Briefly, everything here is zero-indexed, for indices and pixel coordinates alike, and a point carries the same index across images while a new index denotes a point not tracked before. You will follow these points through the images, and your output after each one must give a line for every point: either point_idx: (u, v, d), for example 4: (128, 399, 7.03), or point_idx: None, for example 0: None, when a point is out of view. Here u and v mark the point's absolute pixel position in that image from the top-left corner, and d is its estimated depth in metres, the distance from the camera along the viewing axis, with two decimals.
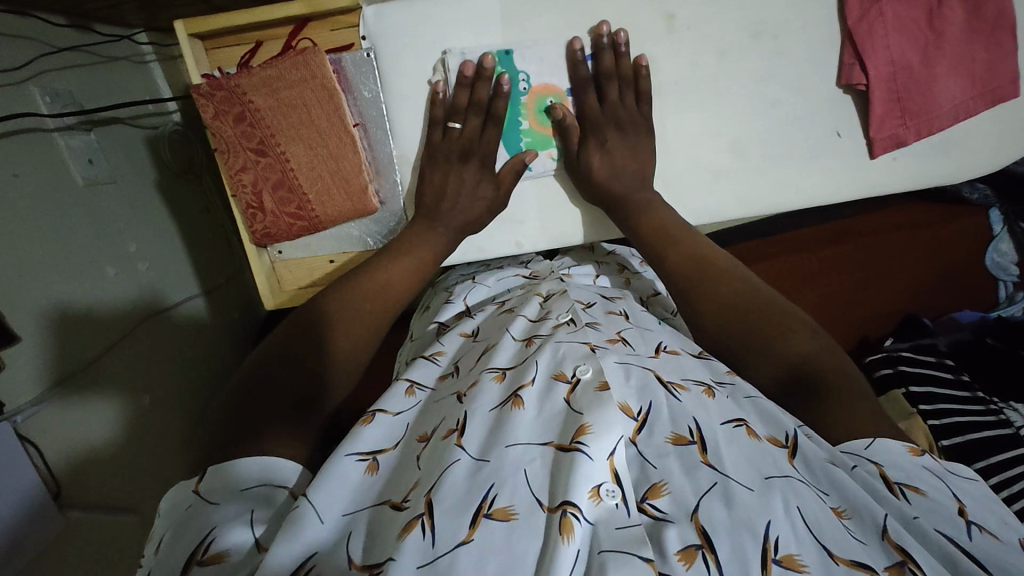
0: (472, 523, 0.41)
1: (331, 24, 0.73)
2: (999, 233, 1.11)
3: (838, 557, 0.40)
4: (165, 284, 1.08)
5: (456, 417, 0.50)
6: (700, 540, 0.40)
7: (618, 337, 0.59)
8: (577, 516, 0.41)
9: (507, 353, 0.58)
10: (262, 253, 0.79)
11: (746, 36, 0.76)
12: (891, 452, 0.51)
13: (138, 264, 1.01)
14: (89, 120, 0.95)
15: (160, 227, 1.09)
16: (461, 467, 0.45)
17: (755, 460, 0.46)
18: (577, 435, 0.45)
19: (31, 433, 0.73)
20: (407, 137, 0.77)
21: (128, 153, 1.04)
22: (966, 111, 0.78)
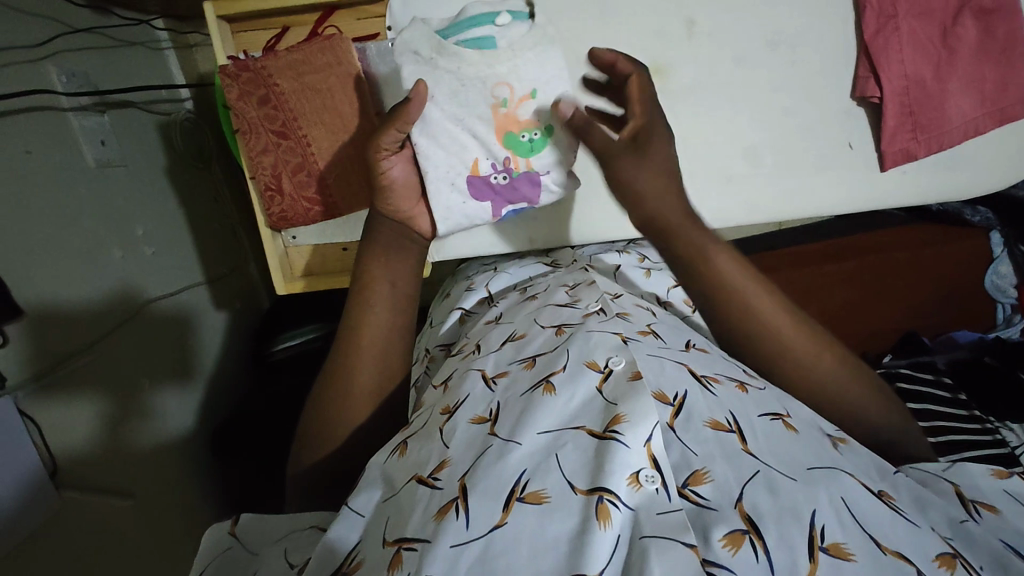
0: (505, 507, 0.41)
1: (357, 13, 0.74)
2: (999, 255, 1.13)
3: (886, 547, 0.41)
4: (170, 269, 1.07)
5: (488, 402, 0.52)
6: (746, 526, 0.40)
7: (648, 329, 0.61)
8: (613, 502, 0.41)
9: (537, 341, 0.59)
10: (276, 236, 0.79)
11: (763, 44, 0.78)
12: (969, 476, 0.55)
13: (144, 247, 1.01)
14: (103, 103, 0.95)
15: (167, 213, 1.09)
16: (493, 447, 0.46)
17: (794, 453, 0.47)
18: (612, 424, 0.45)
19: (31, 411, 0.73)
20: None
21: (138, 138, 1.04)
22: (976, 129, 0.79)
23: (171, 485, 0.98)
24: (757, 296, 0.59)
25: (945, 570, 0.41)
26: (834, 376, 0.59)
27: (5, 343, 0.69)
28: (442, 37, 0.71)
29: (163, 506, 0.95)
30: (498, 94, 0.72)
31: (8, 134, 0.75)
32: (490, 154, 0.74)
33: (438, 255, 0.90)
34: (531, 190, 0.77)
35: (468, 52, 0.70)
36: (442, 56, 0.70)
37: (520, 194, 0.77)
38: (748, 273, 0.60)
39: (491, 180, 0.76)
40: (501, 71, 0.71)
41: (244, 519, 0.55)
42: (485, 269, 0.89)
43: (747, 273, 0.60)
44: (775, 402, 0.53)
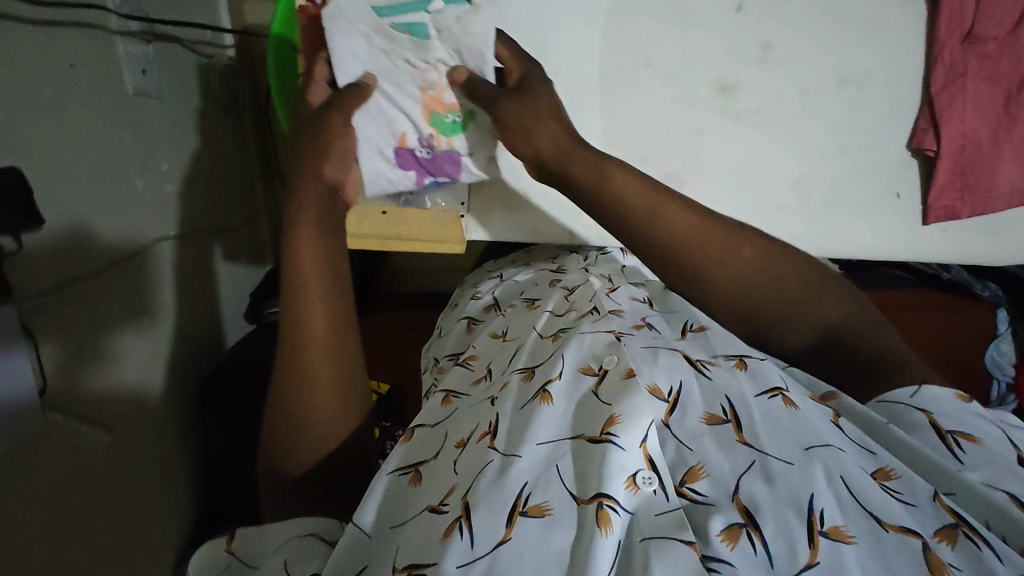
0: (509, 522, 0.40)
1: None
2: (1003, 333, 1.14)
3: (888, 524, 0.40)
4: (186, 210, 1.05)
5: (488, 420, 0.50)
6: (743, 518, 0.40)
7: (642, 324, 0.62)
8: (613, 507, 0.40)
9: (527, 351, 0.59)
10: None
11: (834, 82, 0.79)
12: (938, 402, 0.53)
13: (165, 183, 0.99)
14: (150, 32, 0.94)
15: (191, 154, 1.07)
16: (492, 464, 0.44)
17: (791, 431, 0.46)
18: (606, 426, 0.44)
19: (32, 325, 0.70)
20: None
21: (177, 73, 1.02)
22: (1020, 200, 0.79)
23: (154, 429, 0.95)
24: (662, 207, 0.63)
25: (945, 546, 0.39)
26: (749, 276, 0.63)
27: (17, 250, 0.67)
28: (377, 14, 0.65)
29: (141, 449, 0.92)
30: (426, 76, 0.68)
31: (55, 45, 0.74)
32: (415, 130, 0.71)
33: (477, 232, 0.88)
34: (454, 168, 0.75)
35: (399, 37, 0.65)
36: (375, 36, 0.65)
37: (441, 171, 0.75)
38: (653, 188, 0.64)
39: (414, 155, 0.73)
40: (433, 57, 0.67)
41: (237, 533, 0.50)
42: (490, 277, 0.90)
43: (651, 187, 0.64)
44: (776, 373, 0.52)
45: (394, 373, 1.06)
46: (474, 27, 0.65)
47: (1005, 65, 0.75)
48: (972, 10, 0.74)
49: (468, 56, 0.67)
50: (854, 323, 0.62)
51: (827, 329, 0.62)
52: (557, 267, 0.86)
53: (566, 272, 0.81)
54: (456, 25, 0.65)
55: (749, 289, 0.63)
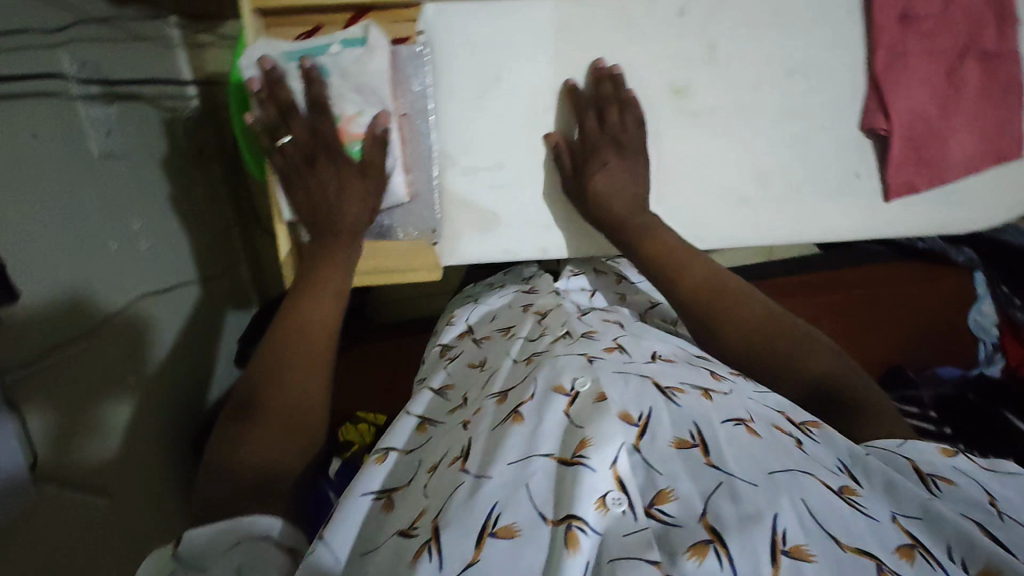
0: (478, 542, 0.41)
1: (391, 16, 0.73)
2: (983, 295, 1.15)
3: (845, 545, 0.40)
4: (163, 265, 1.05)
5: (460, 445, 0.52)
6: (711, 536, 0.40)
7: (614, 346, 0.62)
8: (583, 528, 0.41)
9: (503, 375, 0.62)
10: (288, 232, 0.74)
11: (782, 73, 0.82)
12: (921, 452, 0.52)
13: (139, 241, 0.99)
14: (110, 94, 0.94)
15: (164, 208, 1.07)
16: (464, 485, 0.45)
17: (758, 455, 0.46)
18: (578, 449, 0.45)
19: (15, 399, 0.69)
20: (452, 127, 0.79)
21: (142, 131, 1.02)
22: (977, 165, 0.83)
23: (150, 489, 0.94)
24: (691, 268, 0.72)
25: (906, 562, 0.40)
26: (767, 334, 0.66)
27: None
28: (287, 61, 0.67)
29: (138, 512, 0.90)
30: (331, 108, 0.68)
31: (15, 117, 0.74)
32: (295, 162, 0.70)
33: (452, 258, 0.83)
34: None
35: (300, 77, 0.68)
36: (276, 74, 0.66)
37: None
38: (682, 250, 0.74)
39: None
40: (335, 92, 0.68)
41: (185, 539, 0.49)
42: (466, 303, 0.92)
43: (680, 249, 0.74)
44: (739, 406, 0.52)
45: (388, 405, 1.06)
46: (369, 67, 0.68)
47: (942, 41, 0.79)
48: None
49: (367, 93, 0.69)
50: (852, 383, 0.63)
51: (819, 389, 0.63)
52: (530, 288, 0.88)
53: (538, 293, 0.83)
54: (352, 67, 0.67)
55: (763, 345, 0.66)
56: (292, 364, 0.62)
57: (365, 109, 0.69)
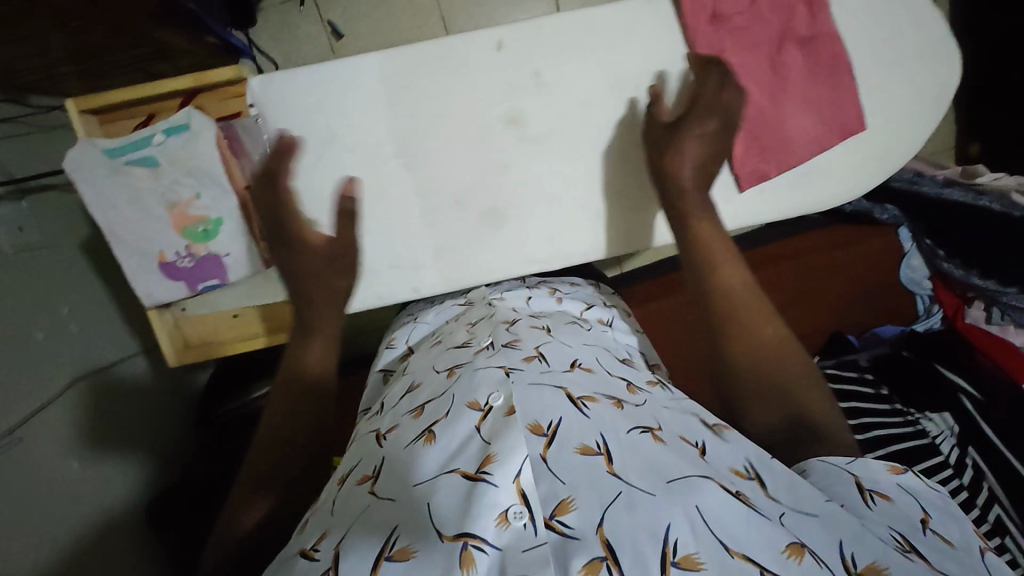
0: (373, 567, 0.36)
1: (220, 95, 0.83)
2: (910, 250, 1.16)
3: (734, 550, 0.34)
4: (97, 344, 1.01)
5: (373, 464, 0.46)
6: (605, 552, 0.34)
7: (536, 351, 0.52)
8: (481, 546, 0.36)
9: (428, 388, 0.51)
10: (165, 311, 0.88)
11: (608, 88, 0.82)
12: (869, 468, 0.42)
13: (70, 325, 0.95)
14: (20, 188, 0.91)
15: (93, 289, 1.03)
16: (366, 512, 0.40)
17: (662, 460, 0.40)
18: (483, 464, 0.40)
19: None
20: (298, 185, 0.82)
21: (58, 218, 0.99)
22: (821, 145, 0.84)
23: None
24: (728, 265, 0.58)
25: (793, 561, 0.34)
26: (775, 355, 0.52)
27: None
28: (114, 156, 0.78)
29: None
30: (169, 197, 0.81)
31: None
32: (170, 245, 0.82)
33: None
34: (219, 269, 0.85)
35: (134, 170, 0.79)
36: (117, 173, 0.79)
37: (207, 274, 0.85)
38: (723, 242, 0.59)
39: (177, 266, 0.83)
40: (170, 179, 0.80)
41: None
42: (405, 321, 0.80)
43: (722, 242, 0.60)
44: (649, 411, 0.45)
45: None
46: (195, 151, 0.79)
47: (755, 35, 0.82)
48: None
49: (201, 175, 0.80)
50: (832, 431, 0.49)
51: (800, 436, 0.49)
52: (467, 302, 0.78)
53: (474, 305, 0.73)
54: (181, 152, 0.79)
55: (767, 362, 0.52)
56: (298, 407, 0.57)
57: (202, 190, 0.81)
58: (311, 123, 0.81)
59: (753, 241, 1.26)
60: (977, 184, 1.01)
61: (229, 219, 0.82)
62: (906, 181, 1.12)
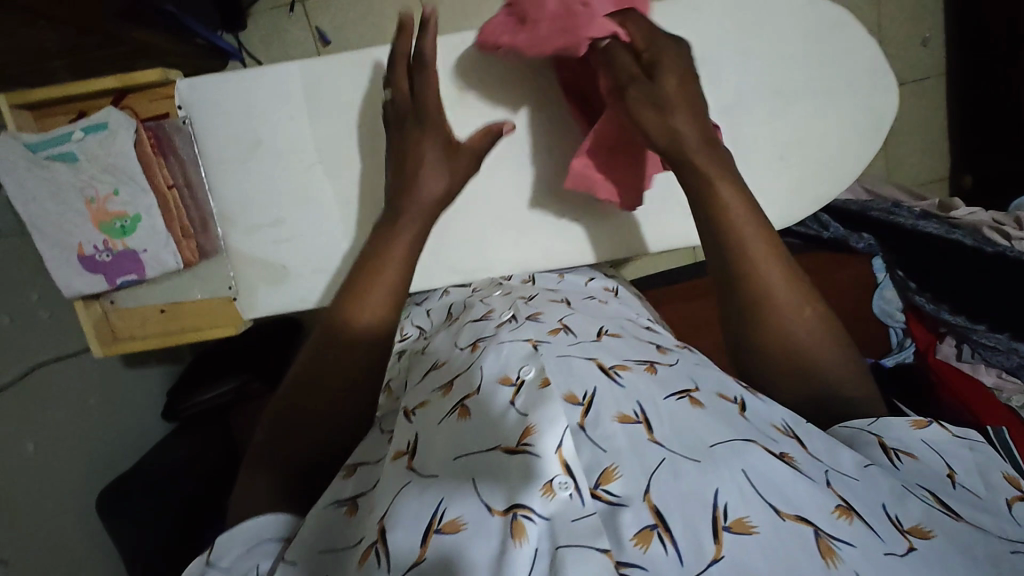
0: (424, 540, 0.35)
1: (149, 95, 0.75)
2: (883, 281, 1.14)
3: (784, 513, 0.34)
4: (70, 331, 0.89)
5: (405, 437, 0.43)
6: (655, 519, 0.33)
7: (560, 325, 0.50)
8: (529, 516, 0.34)
9: (455, 364, 0.48)
10: (92, 303, 0.78)
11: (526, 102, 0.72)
12: (892, 428, 0.43)
13: (39, 312, 0.84)
14: None
15: None
16: (410, 484, 0.38)
17: (702, 428, 0.38)
18: (522, 437, 0.38)
19: None
20: (225, 189, 0.76)
21: None
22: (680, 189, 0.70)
23: None
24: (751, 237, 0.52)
25: (843, 520, 0.34)
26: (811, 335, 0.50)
27: None
28: (33, 151, 0.70)
29: None
30: (86, 191, 0.72)
31: None
32: (89, 237, 0.73)
33: (254, 312, 0.80)
34: (137, 265, 0.75)
35: (55, 167, 0.70)
36: (37, 169, 0.70)
37: (125, 269, 0.75)
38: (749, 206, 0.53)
39: (95, 259, 0.74)
40: (87, 176, 0.71)
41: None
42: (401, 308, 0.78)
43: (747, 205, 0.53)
44: (682, 376, 0.44)
45: None
46: (115, 149, 0.71)
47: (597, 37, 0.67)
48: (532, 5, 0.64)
49: (120, 172, 0.72)
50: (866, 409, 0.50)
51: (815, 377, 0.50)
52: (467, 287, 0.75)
53: (482, 288, 0.71)
54: (99, 151, 0.71)
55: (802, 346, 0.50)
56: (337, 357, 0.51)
57: (121, 186, 0.72)
58: (233, 128, 0.75)
59: None
60: (952, 218, 1.09)
61: (149, 216, 0.73)
62: (884, 210, 1.14)
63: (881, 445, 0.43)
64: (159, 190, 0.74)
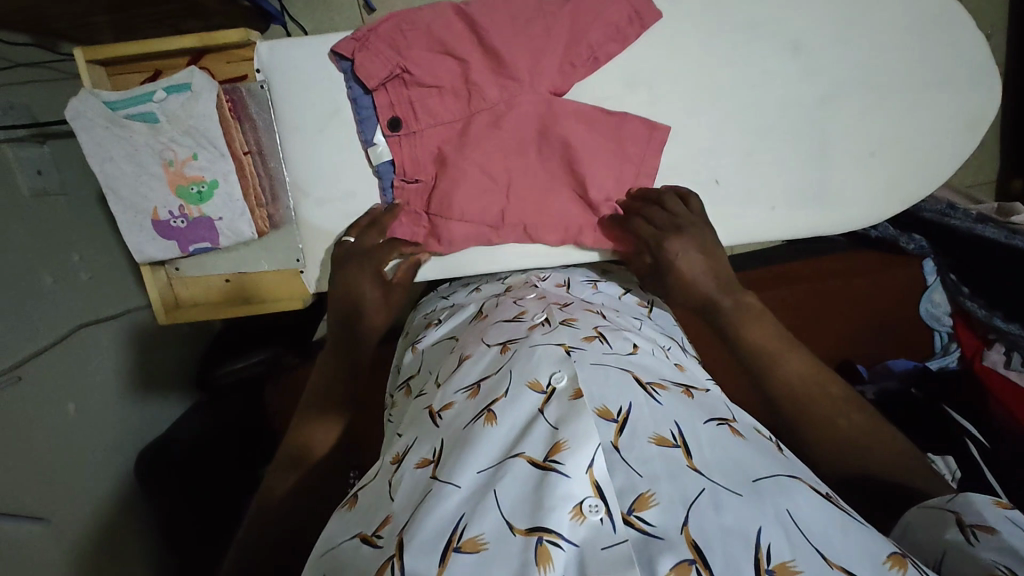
0: (441, 561, 0.33)
1: (226, 57, 0.73)
2: (933, 283, 1.08)
3: (833, 561, 0.32)
4: (105, 293, 0.90)
5: (431, 444, 0.41)
6: (693, 554, 0.32)
7: (597, 334, 0.49)
8: (557, 542, 0.33)
9: (482, 363, 0.47)
10: (157, 268, 0.77)
11: (625, 85, 0.72)
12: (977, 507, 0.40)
13: (79, 273, 0.85)
14: (44, 133, 0.81)
15: (102, 240, 0.91)
16: (431, 492, 0.37)
17: (744, 463, 0.37)
18: (550, 453, 0.37)
19: None
20: (300, 162, 0.74)
21: (81, 167, 0.87)
22: (579, 216, 0.73)
23: (98, 559, 0.81)
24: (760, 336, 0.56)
25: (897, 572, 0.32)
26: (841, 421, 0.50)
27: None
28: (113, 109, 0.68)
29: None
30: (165, 154, 0.70)
31: None
32: (164, 202, 0.72)
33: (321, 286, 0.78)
34: (211, 233, 0.73)
35: (134, 127, 0.68)
36: (113, 127, 0.68)
37: (199, 237, 0.73)
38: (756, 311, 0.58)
39: (170, 224, 0.73)
40: (166, 137, 0.69)
41: None
42: (431, 297, 0.77)
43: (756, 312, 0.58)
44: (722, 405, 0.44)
45: None
46: (196, 112, 0.68)
47: (461, 57, 0.69)
48: (413, 128, 0.70)
49: (199, 136, 0.69)
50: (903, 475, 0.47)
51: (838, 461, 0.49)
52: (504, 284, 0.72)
53: (512, 283, 0.69)
54: (180, 112, 0.68)
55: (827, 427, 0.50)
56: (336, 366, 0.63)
57: (200, 151, 0.70)
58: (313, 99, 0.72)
59: (806, 252, 1.17)
60: (1012, 224, 0.96)
61: (226, 182, 0.71)
62: (937, 212, 1.06)
63: (960, 519, 0.39)
64: (236, 157, 0.72)
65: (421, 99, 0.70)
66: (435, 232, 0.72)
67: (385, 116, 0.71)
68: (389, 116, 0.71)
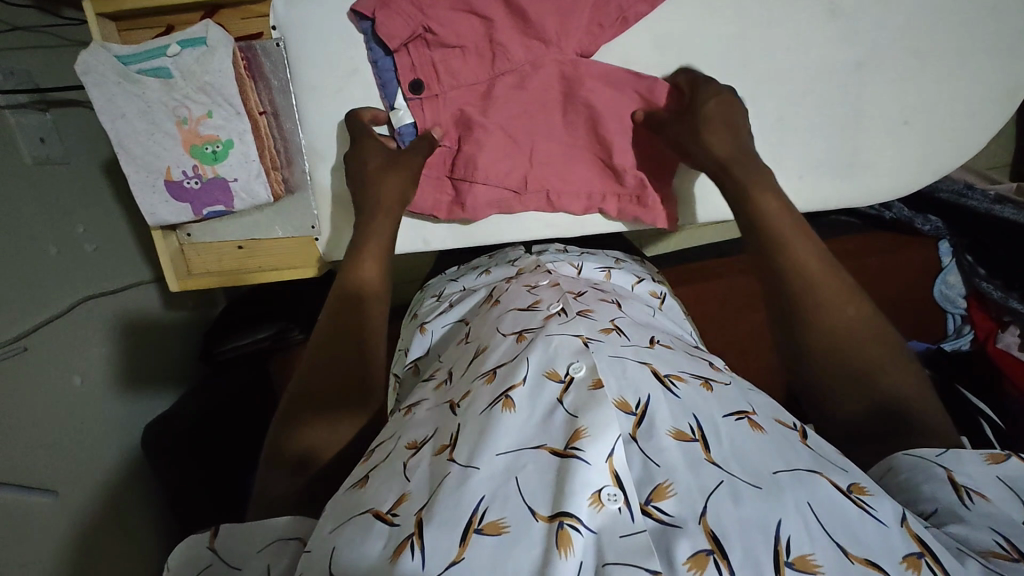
0: (463, 540, 0.32)
1: (243, 12, 0.69)
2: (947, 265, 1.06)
3: (852, 555, 0.31)
4: (111, 265, 0.89)
5: (453, 428, 0.40)
6: (711, 544, 0.31)
7: (613, 326, 0.48)
8: (577, 526, 0.32)
9: (497, 353, 0.46)
10: (169, 233, 0.75)
11: (648, 50, 0.70)
12: (963, 463, 0.39)
13: (84, 244, 0.84)
14: (46, 100, 0.79)
15: (107, 211, 0.89)
16: (450, 476, 0.35)
17: (764, 455, 0.36)
18: (571, 441, 0.36)
19: None
20: (315, 120, 0.72)
21: (85, 135, 0.86)
22: (601, 181, 0.72)
23: (107, 529, 0.82)
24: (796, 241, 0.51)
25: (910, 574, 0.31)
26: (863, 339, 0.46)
27: None
28: (125, 64, 0.65)
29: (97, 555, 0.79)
30: (177, 112, 0.68)
31: None
32: (178, 162, 0.70)
33: (336, 252, 0.77)
34: (226, 195, 0.72)
35: (147, 83, 0.66)
36: (126, 83, 0.65)
37: (213, 199, 0.72)
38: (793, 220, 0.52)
39: (184, 186, 0.71)
40: (181, 94, 0.67)
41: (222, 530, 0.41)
42: (441, 278, 0.75)
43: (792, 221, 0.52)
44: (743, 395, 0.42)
45: None
46: (212, 68, 0.66)
47: (484, 18, 0.65)
48: (435, 91, 0.68)
49: (214, 93, 0.67)
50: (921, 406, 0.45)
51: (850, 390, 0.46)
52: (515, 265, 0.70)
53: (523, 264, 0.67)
54: (195, 68, 0.66)
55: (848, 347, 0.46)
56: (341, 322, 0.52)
57: (215, 109, 0.68)
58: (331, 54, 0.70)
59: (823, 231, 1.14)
60: None
61: (242, 142, 0.70)
62: (954, 192, 1.03)
63: (951, 478, 0.38)
64: (252, 117, 0.69)
65: (444, 60, 0.67)
66: (459, 198, 0.71)
67: (407, 79, 0.68)
68: (410, 79, 0.68)
